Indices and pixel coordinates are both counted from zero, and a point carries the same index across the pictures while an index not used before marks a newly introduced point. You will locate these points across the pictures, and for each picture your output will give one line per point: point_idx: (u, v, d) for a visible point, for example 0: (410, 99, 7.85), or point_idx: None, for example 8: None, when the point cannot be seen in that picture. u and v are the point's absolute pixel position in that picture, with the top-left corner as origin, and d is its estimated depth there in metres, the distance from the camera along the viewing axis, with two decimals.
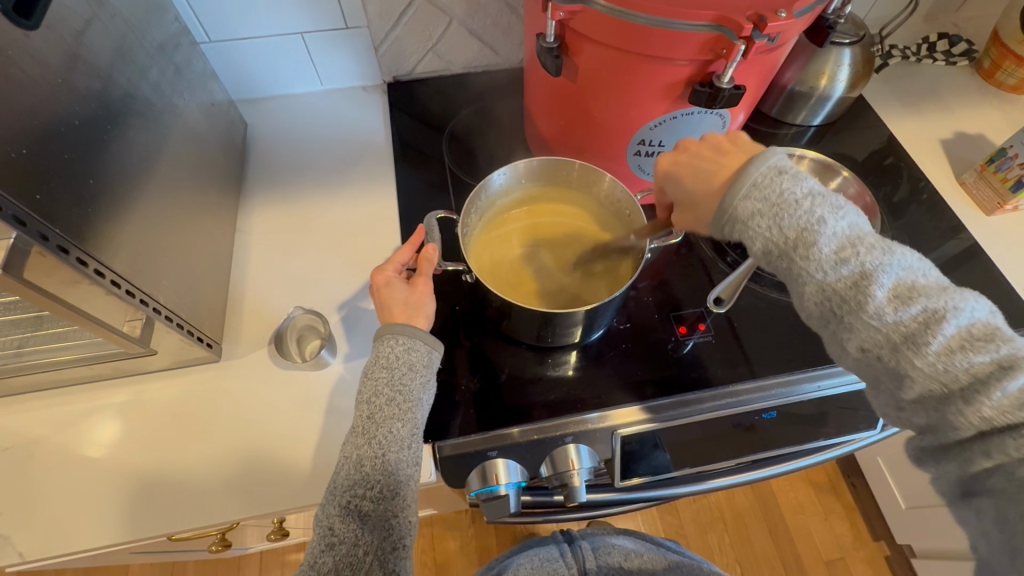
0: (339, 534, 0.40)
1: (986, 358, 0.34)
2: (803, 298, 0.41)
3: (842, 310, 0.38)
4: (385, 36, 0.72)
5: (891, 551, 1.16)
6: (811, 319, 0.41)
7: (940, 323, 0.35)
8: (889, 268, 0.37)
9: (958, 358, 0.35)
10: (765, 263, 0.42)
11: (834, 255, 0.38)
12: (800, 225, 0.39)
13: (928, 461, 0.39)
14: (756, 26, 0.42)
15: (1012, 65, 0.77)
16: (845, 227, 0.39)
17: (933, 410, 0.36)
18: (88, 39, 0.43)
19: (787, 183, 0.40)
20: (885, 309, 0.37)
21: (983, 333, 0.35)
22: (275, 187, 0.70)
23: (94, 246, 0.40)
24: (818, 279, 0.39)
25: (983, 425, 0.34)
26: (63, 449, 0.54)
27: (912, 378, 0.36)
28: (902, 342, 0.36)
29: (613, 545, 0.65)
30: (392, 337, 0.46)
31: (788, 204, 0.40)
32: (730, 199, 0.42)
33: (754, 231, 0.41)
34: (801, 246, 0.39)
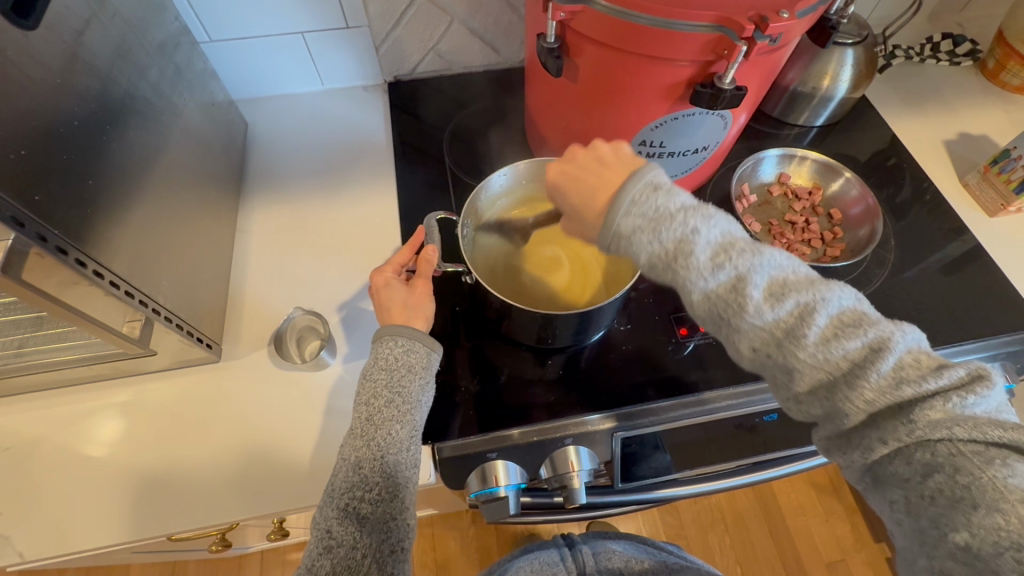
0: (337, 536, 0.40)
1: (860, 344, 0.35)
2: (691, 305, 0.40)
3: (729, 314, 0.39)
4: (385, 36, 0.72)
5: (893, 553, 1.15)
6: (702, 323, 0.41)
7: (814, 316, 0.36)
8: (762, 266, 0.38)
9: (835, 347, 0.36)
10: (653, 277, 0.41)
11: (710, 261, 0.38)
12: (677, 237, 0.38)
13: (835, 452, 0.39)
14: (759, 26, 0.41)
15: (1017, 65, 0.76)
16: (718, 233, 0.39)
17: (825, 400, 0.37)
18: (88, 40, 0.43)
19: (661, 199, 0.39)
20: (763, 307, 0.37)
21: (852, 321, 0.36)
22: (275, 187, 0.70)
23: (93, 247, 0.40)
24: (702, 287, 0.39)
25: (869, 409, 0.35)
26: (64, 448, 0.54)
27: (800, 371, 0.37)
28: (784, 337, 0.37)
29: (613, 550, 0.65)
30: (392, 338, 0.46)
31: (665, 217, 0.39)
32: (613, 216, 0.40)
33: (637, 246, 0.40)
34: (681, 258, 0.39)
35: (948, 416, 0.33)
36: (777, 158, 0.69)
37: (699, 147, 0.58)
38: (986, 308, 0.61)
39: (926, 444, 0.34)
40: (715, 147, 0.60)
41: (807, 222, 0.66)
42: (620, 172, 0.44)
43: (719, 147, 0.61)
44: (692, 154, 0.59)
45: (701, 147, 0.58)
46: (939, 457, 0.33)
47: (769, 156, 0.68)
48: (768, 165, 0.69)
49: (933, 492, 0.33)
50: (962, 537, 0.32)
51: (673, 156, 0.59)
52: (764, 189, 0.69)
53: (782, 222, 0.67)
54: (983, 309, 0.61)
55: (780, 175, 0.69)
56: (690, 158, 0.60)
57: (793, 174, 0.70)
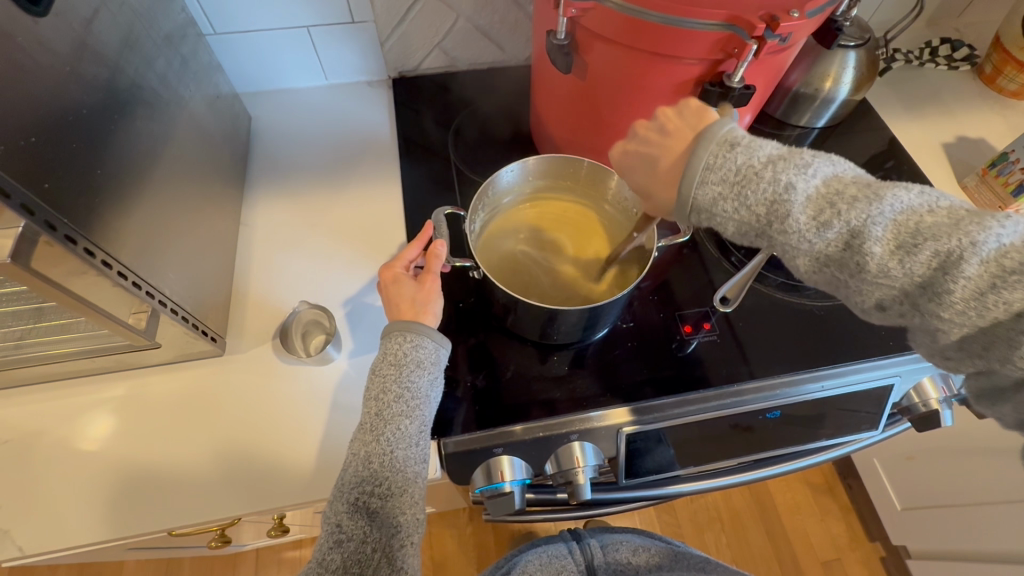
0: (347, 531, 0.40)
1: (1022, 294, 0.33)
2: (800, 269, 0.41)
3: (848, 273, 0.38)
4: (391, 31, 0.72)
5: (886, 552, 1.17)
6: (822, 287, 0.41)
7: (958, 266, 0.34)
8: (881, 217, 0.36)
9: (990, 295, 0.34)
10: (749, 241, 0.42)
11: (815, 221, 0.38)
12: (770, 199, 0.39)
13: (982, 403, 0.39)
14: (768, 26, 0.42)
15: (1014, 70, 0.77)
16: (820, 184, 0.38)
17: (978, 354, 0.36)
18: (97, 28, 0.43)
19: (742, 157, 0.40)
20: (891, 261, 0.36)
21: (1015, 264, 0.33)
22: (279, 181, 0.70)
23: (101, 237, 0.40)
24: (809, 249, 0.39)
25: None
26: (64, 442, 0.53)
27: (944, 325, 0.36)
28: (921, 291, 0.36)
29: (621, 542, 0.66)
30: (401, 334, 0.46)
31: (750, 176, 0.39)
32: (688, 187, 0.41)
33: (724, 214, 0.41)
34: (777, 220, 0.39)
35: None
36: None
37: None
38: None
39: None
40: None
41: None
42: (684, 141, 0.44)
43: None
44: None
45: None
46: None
47: None
48: None
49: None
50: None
51: None
52: None
53: None
54: None
55: None
56: None
57: None
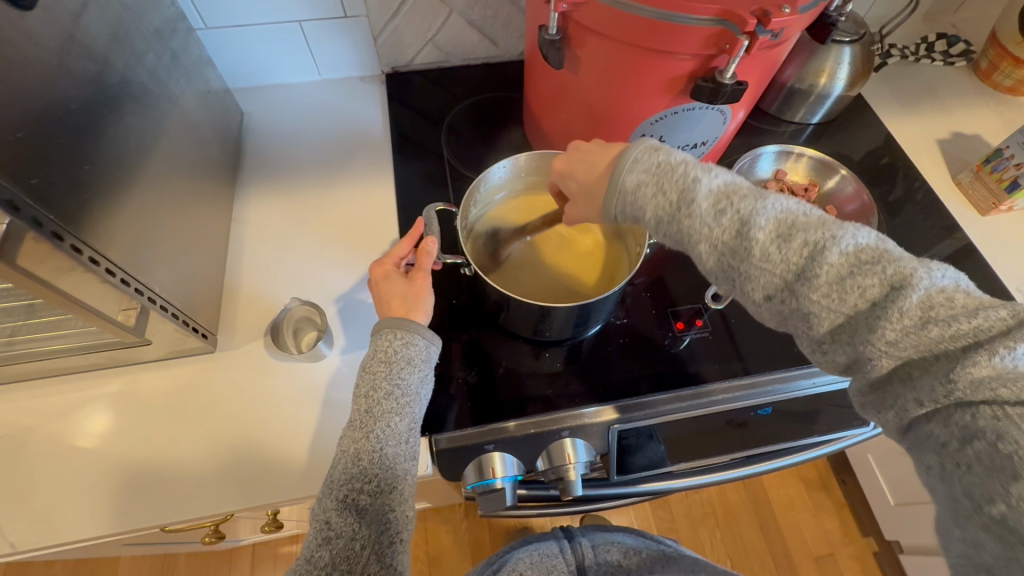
0: (336, 528, 0.40)
1: (876, 280, 0.33)
2: (699, 258, 0.40)
3: (737, 260, 0.38)
4: (384, 26, 0.71)
5: (879, 548, 1.17)
6: (718, 281, 0.40)
7: (824, 253, 0.35)
8: (767, 209, 0.38)
9: (850, 283, 0.34)
10: (659, 236, 0.42)
11: (714, 207, 0.39)
12: (679, 184, 0.40)
13: (869, 411, 0.37)
14: (761, 21, 0.41)
15: (1010, 66, 0.77)
16: (719, 182, 0.40)
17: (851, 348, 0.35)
18: (85, 22, 0.43)
19: (664, 153, 0.42)
20: (770, 246, 0.36)
21: (871, 257, 0.34)
22: (272, 177, 0.69)
23: (90, 234, 0.40)
24: (707, 233, 0.39)
25: (898, 353, 0.32)
26: (56, 438, 0.53)
27: (817, 314, 0.35)
28: (796, 279, 0.36)
29: (612, 543, 0.67)
30: (392, 331, 0.46)
31: (665, 168, 0.41)
32: (619, 173, 0.43)
33: (641, 199, 0.42)
34: (684, 205, 0.40)
35: (996, 374, 0.30)
36: (774, 155, 0.70)
37: (698, 143, 0.59)
38: None
39: (968, 404, 0.31)
40: (714, 143, 0.60)
41: None
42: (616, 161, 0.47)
43: (718, 143, 0.61)
44: (690, 149, 0.60)
45: (700, 144, 0.59)
46: (981, 421, 0.31)
47: (767, 151, 0.69)
48: (766, 162, 0.69)
49: (969, 460, 0.31)
50: (999, 508, 0.30)
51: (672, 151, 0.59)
52: (762, 185, 0.69)
53: None
54: None
55: (777, 171, 0.70)
56: (689, 154, 0.60)
57: (790, 170, 0.70)
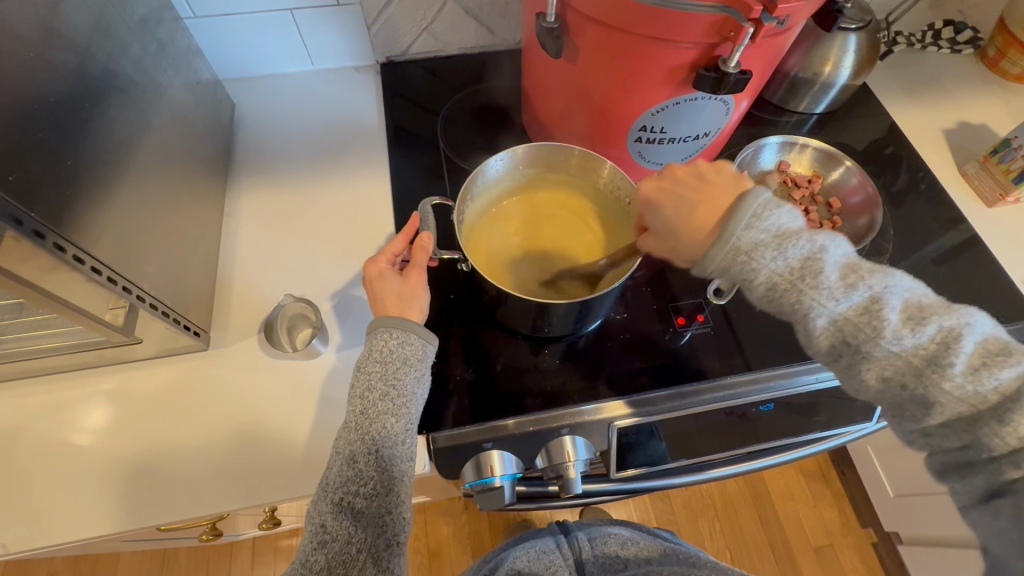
0: (331, 532, 0.40)
1: (1010, 373, 0.35)
2: (815, 334, 0.41)
3: (857, 341, 0.39)
4: (378, 15, 0.70)
5: (878, 538, 1.18)
6: (823, 354, 0.42)
7: (958, 342, 0.36)
8: (894, 289, 0.38)
9: (983, 375, 0.36)
10: (767, 300, 0.42)
11: (840, 282, 0.39)
12: (806, 254, 0.39)
13: (952, 477, 0.39)
14: (766, 8, 0.40)
15: (1018, 53, 0.76)
16: (843, 255, 0.40)
17: (965, 429, 0.37)
18: (64, 11, 0.41)
19: (787, 217, 0.40)
20: (901, 331, 0.37)
21: (999, 348, 0.36)
22: (265, 170, 0.68)
23: (74, 231, 0.39)
24: (830, 309, 0.39)
25: (1018, 441, 0.35)
26: (48, 437, 0.52)
27: (941, 403, 0.37)
28: (924, 365, 0.37)
29: (609, 535, 0.66)
30: (386, 330, 0.45)
31: (791, 236, 0.39)
32: (732, 227, 0.41)
33: (758, 263, 0.40)
34: (808, 275, 0.39)
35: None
36: (777, 146, 0.68)
37: (700, 135, 0.56)
38: (979, 298, 0.61)
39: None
40: (716, 135, 0.58)
41: (807, 211, 0.66)
42: (720, 190, 0.45)
43: (720, 135, 0.59)
44: (693, 141, 0.57)
45: (702, 135, 0.57)
46: None
47: (769, 143, 0.67)
48: (768, 153, 0.68)
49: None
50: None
51: (674, 142, 0.57)
52: (764, 178, 0.68)
53: None
54: (976, 299, 0.61)
55: (779, 163, 0.68)
56: (691, 145, 0.58)
57: (793, 162, 0.69)
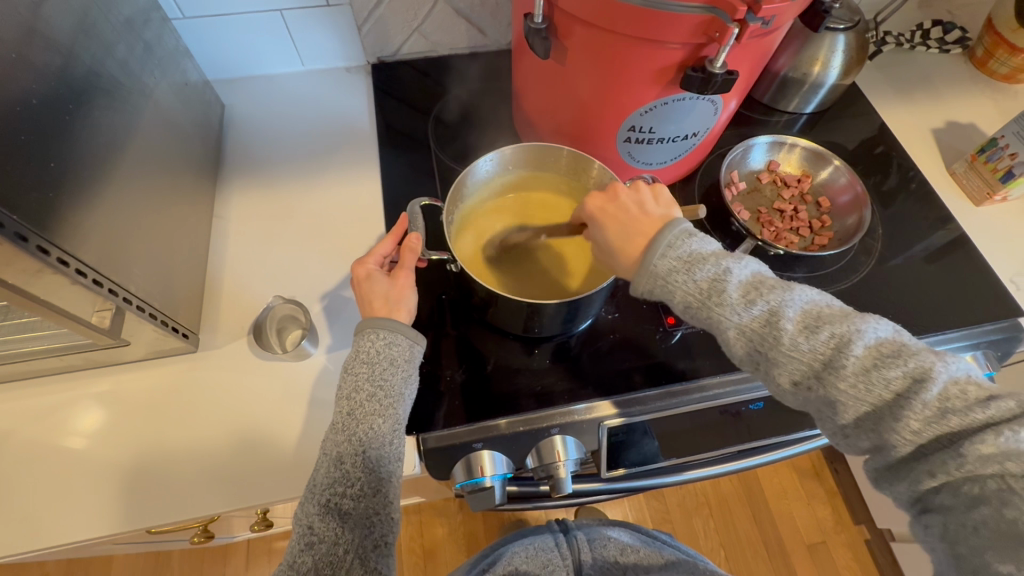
0: (318, 533, 0.39)
1: (900, 372, 0.36)
2: (727, 342, 0.42)
3: (765, 348, 0.40)
4: (367, 15, 0.69)
5: (871, 536, 1.18)
6: (741, 361, 0.43)
7: (850, 345, 0.38)
8: (793, 302, 0.40)
9: (876, 376, 0.37)
10: (688, 317, 0.44)
11: (742, 297, 0.41)
12: (711, 275, 0.42)
13: (884, 484, 0.39)
14: (751, 8, 0.40)
15: (1006, 53, 0.76)
16: (747, 274, 0.42)
17: (873, 431, 0.38)
18: (46, 12, 0.41)
19: (696, 244, 0.43)
20: (800, 338, 0.39)
21: (891, 349, 0.37)
22: (255, 172, 0.68)
23: (58, 234, 0.39)
24: (737, 321, 0.41)
25: (916, 440, 0.35)
26: (36, 440, 0.52)
27: (844, 403, 0.38)
28: (824, 368, 0.38)
29: (608, 538, 0.66)
30: (373, 331, 0.45)
31: (698, 258, 0.43)
32: (649, 258, 0.44)
33: (675, 285, 0.43)
34: (715, 294, 0.42)
35: (1000, 451, 0.33)
36: (767, 145, 0.69)
37: (689, 134, 0.57)
38: (967, 297, 0.62)
39: (976, 478, 0.34)
40: (705, 134, 0.58)
41: (796, 211, 0.66)
42: (656, 224, 0.47)
43: (709, 135, 0.59)
44: (682, 141, 0.57)
45: (691, 135, 0.57)
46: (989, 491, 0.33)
47: (759, 143, 0.68)
48: (758, 153, 0.68)
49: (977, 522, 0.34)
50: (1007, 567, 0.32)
51: (662, 142, 0.57)
52: (754, 177, 0.68)
53: (770, 210, 0.66)
54: (964, 297, 0.62)
55: (769, 162, 0.69)
56: (680, 145, 0.58)
57: (783, 162, 0.69)
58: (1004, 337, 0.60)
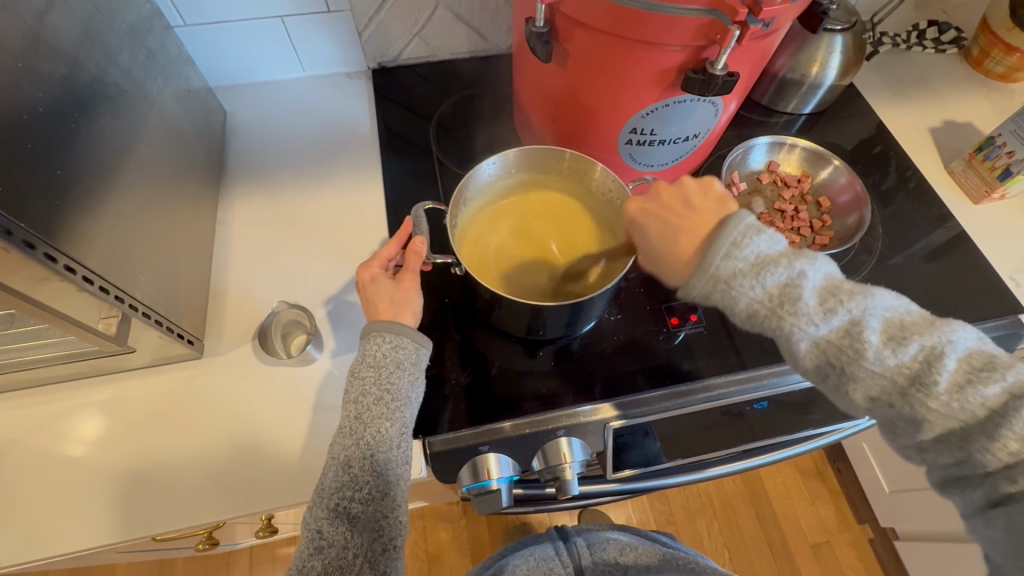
0: (328, 538, 0.40)
1: (996, 389, 0.36)
2: (799, 355, 0.41)
3: (842, 361, 0.40)
4: (369, 21, 0.70)
5: (874, 534, 1.18)
6: (810, 374, 0.42)
7: (942, 360, 0.37)
8: (874, 311, 0.39)
9: (968, 392, 0.36)
10: (750, 324, 0.43)
11: (821, 307, 0.40)
12: (783, 281, 0.40)
13: (952, 489, 0.39)
14: (751, 10, 0.41)
15: (1001, 53, 0.77)
16: (822, 277, 0.41)
17: (956, 446, 0.38)
18: (52, 20, 0.41)
19: (763, 245, 0.41)
20: (883, 351, 0.38)
21: (982, 362, 0.37)
22: (258, 177, 0.68)
23: (65, 242, 0.39)
24: (811, 333, 0.40)
25: (1009, 458, 0.35)
26: (42, 449, 0.52)
27: (930, 420, 0.38)
28: (909, 385, 0.38)
29: (608, 540, 0.66)
30: (379, 334, 0.45)
31: (767, 262, 0.41)
32: (710, 257, 0.42)
33: (737, 290, 0.42)
34: (787, 302, 0.40)
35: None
36: (766, 146, 0.69)
37: (690, 136, 0.57)
38: (970, 295, 0.62)
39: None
40: (706, 136, 0.59)
41: (796, 211, 0.66)
42: (706, 220, 0.47)
43: (709, 136, 0.60)
44: (683, 142, 0.58)
45: (692, 136, 0.57)
46: None
47: (759, 143, 0.68)
48: (758, 153, 0.69)
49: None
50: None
51: (664, 144, 0.57)
52: (754, 178, 0.69)
53: (771, 210, 0.67)
54: (965, 295, 0.62)
55: (769, 163, 0.69)
56: (682, 147, 0.58)
57: (782, 162, 0.70)
58: (1005, 333, 0.60)
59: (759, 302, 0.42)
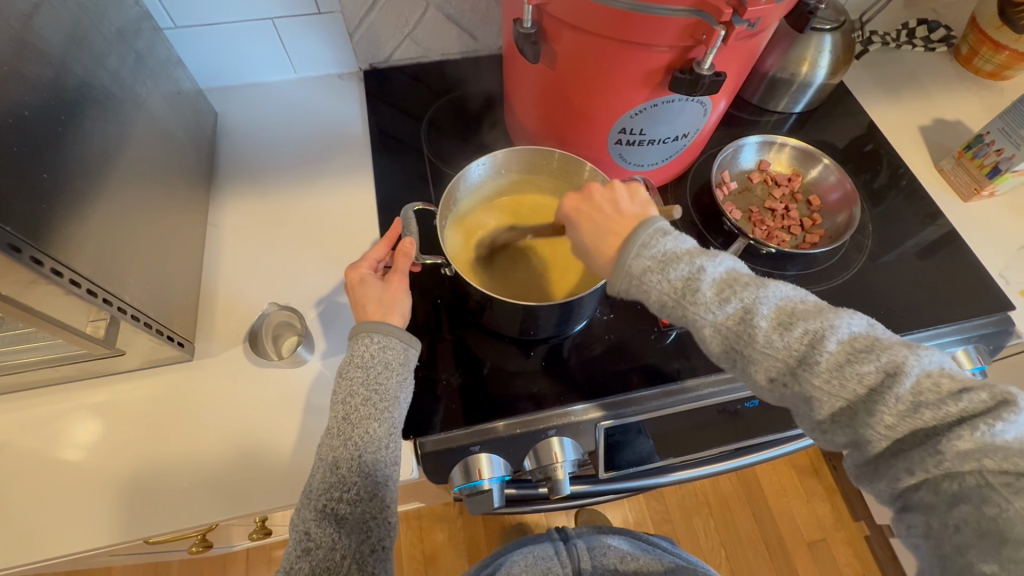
0: (315, 538, 0.40)
1: (873, 368, 0.36)
2: (706, 342, 0.42)
3: (742, 346, 0.40)
4: (360, 22, 0.70)
5: (870, 531, 1.19)
6: (720, 361, 0.42)
7: (823, 342, 0.37)
8: (766, 298, 0.40)
9: (849, 371, 0.36)
10: (660, 313, 0.43)
11: (716, 295, 0.40)
12: (686, 275, 0.41)
13: (864, 481, 0.39)
14: (736, 10, 0.41)
15: (990, 51, 0.77)
16: (723, 270, 0.41)
17: (849, 428, 0.37)
18: (38, 23, 0.41)
19: (670, 243, 0.43)
20: (773, 334, 0.39)
21: (864, 345, 0.37)
22: (249, 179, 0.68)
23: (52, 245, 0.39)
24: (712, 319, 0.40)
25: (891, 435, 0.35)
26: (32, 452, 0.52)
27: (819, 400, 0.38)
28: (798, 365, 0.38)
29: (608, 546, 0.66)
30: (367, 335, 0.45)
31: (672, 257, 0.42)
32: (623, 259, 0.43)
33: (648, 285, 0.42)
34: (689, 293, 0.41)
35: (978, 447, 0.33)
36: (757, 145, 0.69)
37: (680, 135, 0.57)
38: (961, 294, 0.62)
39: (955, 474, 0.34)
40: (695, 135, 0.59)
41: (787, 209, 0.66)
42: (631, 223, 0.47)
43: (699, 136, 0.60)
44: (672, 142, 0.58)
45: (682, 136, 0.57)
46: (967, 486, 0.33)
47: (749, 143, 0.68)
48: (749, 153, 0.69)
49: (957, 521, 0.34)
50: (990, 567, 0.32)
51: (654, 144, 0.58)
52: (745, 177, 0.69)
53: (761, 209, 0.67)
54: (957, 294, 0.62)
55: (760, 162, 0.69)
56: (671, 146, 0.59)
57: (773, 161, 0.70)
58: (994, 330, 0.61)
59: (667, 292, 0.42)
